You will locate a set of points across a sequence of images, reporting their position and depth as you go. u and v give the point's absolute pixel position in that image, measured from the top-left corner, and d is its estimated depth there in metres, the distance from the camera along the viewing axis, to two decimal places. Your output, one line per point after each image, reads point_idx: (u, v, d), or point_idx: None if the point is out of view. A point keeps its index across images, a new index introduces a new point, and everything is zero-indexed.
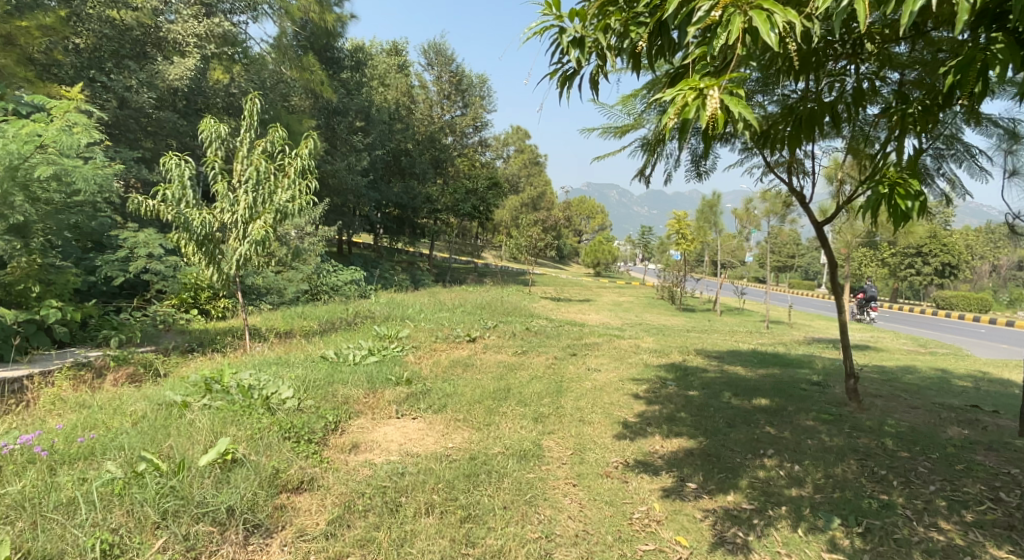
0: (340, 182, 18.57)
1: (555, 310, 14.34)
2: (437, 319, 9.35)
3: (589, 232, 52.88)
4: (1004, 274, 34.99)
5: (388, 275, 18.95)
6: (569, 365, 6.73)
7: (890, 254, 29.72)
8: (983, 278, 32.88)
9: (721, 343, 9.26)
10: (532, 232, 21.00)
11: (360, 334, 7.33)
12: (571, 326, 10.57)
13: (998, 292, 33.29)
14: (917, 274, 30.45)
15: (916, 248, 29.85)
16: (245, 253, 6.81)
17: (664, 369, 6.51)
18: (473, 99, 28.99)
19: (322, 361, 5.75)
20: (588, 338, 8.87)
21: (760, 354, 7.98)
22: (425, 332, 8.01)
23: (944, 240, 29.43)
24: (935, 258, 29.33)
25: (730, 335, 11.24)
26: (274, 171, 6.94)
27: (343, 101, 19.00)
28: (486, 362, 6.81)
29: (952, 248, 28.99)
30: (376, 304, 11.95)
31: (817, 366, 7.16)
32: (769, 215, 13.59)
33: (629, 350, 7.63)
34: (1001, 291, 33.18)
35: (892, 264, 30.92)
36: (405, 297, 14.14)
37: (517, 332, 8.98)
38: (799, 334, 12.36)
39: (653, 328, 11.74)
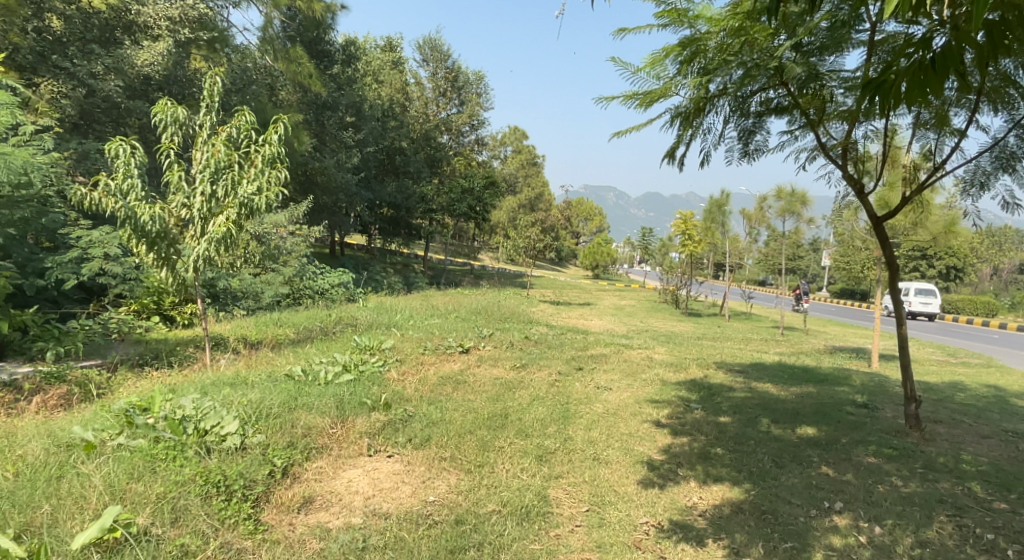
0: (329, 180, 17.69)
1: (556, 316, 13.47)
2: (427, 327, 8.51)
3: (588, 234, 52.05)
4: (1006, 277, 34.36)
5: (378, 277, 18.09)
6: (576, 382, 5.87)
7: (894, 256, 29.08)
8: (987, 281, 32.27)
9: (739, 354, 8.42)
10: (530, 232, 20.18)
11: (337, 346, 6.46)
12: (574, 334, 9.71)
13: (1001, 295, 32.71)
14: (922, 277, 29.75)
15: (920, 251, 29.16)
16: (204, 253, 5.94)
17: (684, 388, 5.67)
18: (469, 96, 28.16)
19: (286, 381, 4.86)
20: (595, 348, 8.01)
21: (787, 368, 7.14)
22: (413, 342, 7.13)
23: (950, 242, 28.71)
24: (941, 261, 28.61)
25: (746, 344, 10.38)
26: (239, 159, 6.06)
27: (333, 95, 18.16)
28: (481, 378, 5.95)
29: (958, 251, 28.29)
30: (363, 309, 11.10)
31: (855, 383, 6.32)
32: (783, 215, 12.66)
33: (642, 364, 6.77)
34: (1003, 294, 32.58)
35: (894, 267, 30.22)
36: (396, 302, 13.28)
37: (515, 341, 8.13)
38: (818, 342, 11.52)
39: (662, 336, 10.89)
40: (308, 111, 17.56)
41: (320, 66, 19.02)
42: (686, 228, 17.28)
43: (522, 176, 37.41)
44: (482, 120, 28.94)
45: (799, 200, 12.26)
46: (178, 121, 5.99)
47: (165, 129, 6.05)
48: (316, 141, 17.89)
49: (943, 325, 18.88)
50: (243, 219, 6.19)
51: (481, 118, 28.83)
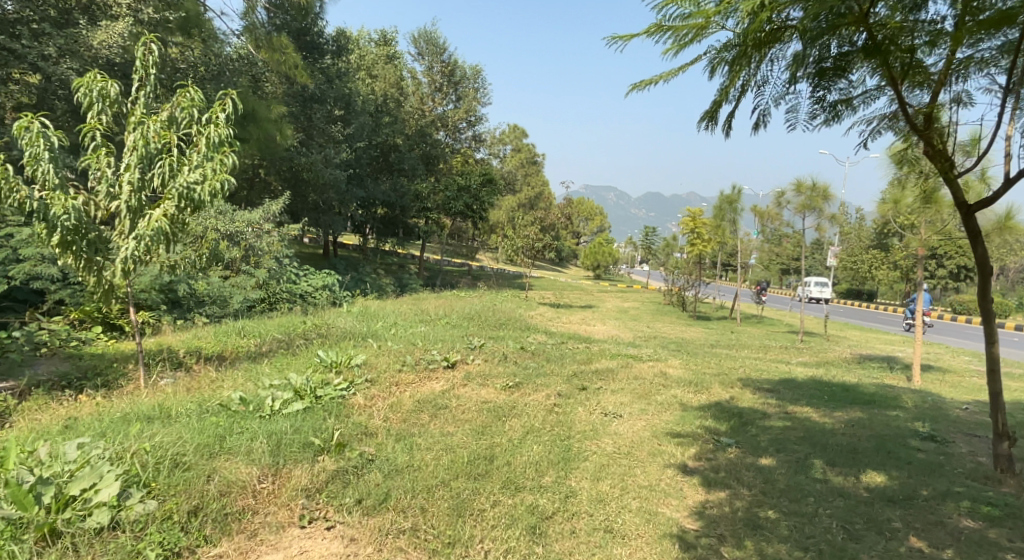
0: (316, 176, 16.71)
1: (556, 321, 12.51)
2: (410, 336, 7.56)
3: (588, 235, 51.04)
4: (1013, 277, 33.59)
5: (370, 279, 17.15)
6: (581, 410, 4.90)
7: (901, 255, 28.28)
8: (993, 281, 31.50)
9: (763, 367, 7.47)
10: (529, 231, 19.24)
11: (301, 362, 5.51)
12: (577, 343, 8.74)
13: (1008, 294, 31.99)
14: (930, 277, 28.89)
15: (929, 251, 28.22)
16: (132, 254, 4.92)
17: (711, 415, 4.73)
18: (466, 91, 27.24)
19: (219, 414, 3.89)
20: (601, 361, 7.06)
21: (822, 384, 6.20)
22: (391, 356, 6.19)
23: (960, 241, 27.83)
24: (950, 260, 27.76)
25: (766, 353, 9.44)
26: (178, 144, 5.09)
27: (321, 87, 17.18)
28: (467, 402, 4.99)
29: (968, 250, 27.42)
30: (346, 315, 10.16)
31: (908, 406, 5.38)
32: (803, 212, 11.66)
33: (656, 382, 5.81)
34: (1010, 294, 31.87)
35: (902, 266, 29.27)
36: (384, 306, 12.34)
37: (508, 353, 7.17)
38: (843, 350, 10.58)
39: (673, 345, 9.93)
40: (295, 104, 16.61)
41: (309, 59, 18.08)
42: (695, 227, 16.94)
43: (521, 175, 36.43)
44: (480, 116, 28.04)
45: (821, 194, 11.35)
46: (108, 98, 5.03)
47: (92, 107, 5.08)
48: (303, 136, 16.93)
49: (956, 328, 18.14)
50: (187, 214, 5.22)
51: (478, 114, 27.90)
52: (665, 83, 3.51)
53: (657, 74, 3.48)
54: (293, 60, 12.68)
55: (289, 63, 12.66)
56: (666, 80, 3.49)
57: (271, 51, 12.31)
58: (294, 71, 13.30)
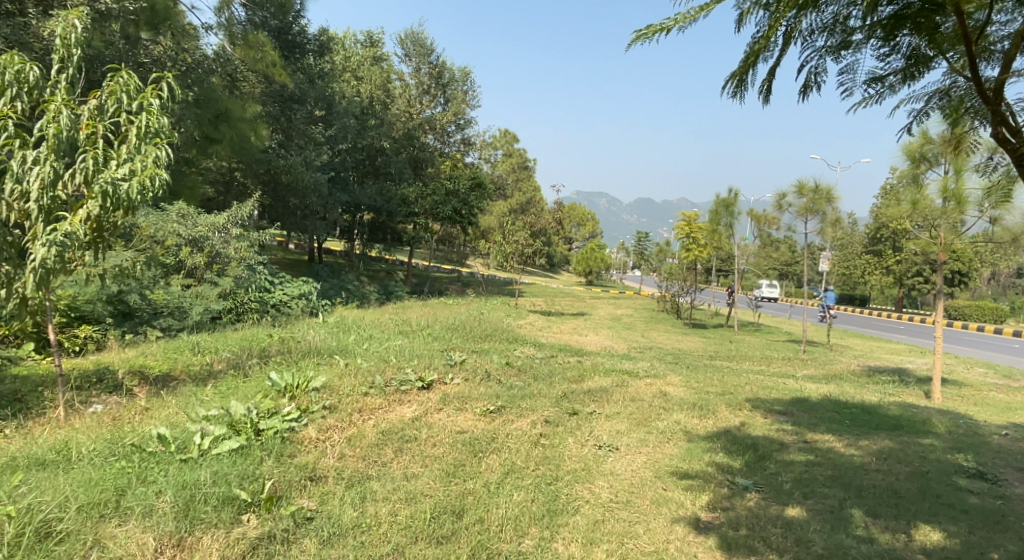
0: (296, 179, 16.00)
1: (546, 331, 11.83)
2: (382, 350, 6.86)
3: (580, 241, 50.38)
4: (1004, 282, 33.43)
5: (354, 286, 16.44)
6: (571, 442, 4.23)
7: (895, 260, 27.91)
8: (986, 286, 31.26)
9: (771, 384, 6.82)
10: (518, 236, 18.58)
11: (250, 385, 4.81)
12: (567, 357, 8.06)
13: (999, 300, 31.81)
14: (925, 282, 28.51)
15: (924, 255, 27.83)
16: (46, 262, 4.19)
17: (722, 447, 4.07)
18: (455, 94, 26.73)
19: (127, 459, 3.20)
20: (594, 380, 6.37)
21: (841, 405, 5.54)
22: (357, 376, 5.48)
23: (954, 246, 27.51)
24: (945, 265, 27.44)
25: (769, 366, 8.80)
26: (105, 135, 4.40)
27: (300, 87, 16.47)
28: (439, 432, 4.30)
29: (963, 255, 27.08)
30: (320, 326, 9.45)
31: (942, 433, 4.75)
32: (805, 215, 11.03)
33: (656, 405, 5.14)
34: (1002, 299, 31.69)
35: (896, 271, 28.84)
36: (364, 316, 11.64)
37: (491, 371, 6.46)
38: (850, 361, 9.98)
39: (670, 358, 9.27)
40: (274, 104, 15.88)
41: (290, 58, 17.39)
42: (691, 231, 16.25)
43: (511, 180, 35.79)
44: (469, 119, 27.43)
45: (824, 196, 10.80)
46: (21, 81, 4.32)
47: None
48: (282, 137, 16.22)
49: (955, 334, 17.72)
50: (117, 215, 4.53)
51: (467, 117, 27.32)
52: (679, 30, 2.89)
53: (670, 21, 2.87)
54: (267, 56, 12.00)
55: (265, 60, 12.01)
56: (680, 26, 2.88)
57: (245, 46, 11.63)
58: (270, 69, 12.61)
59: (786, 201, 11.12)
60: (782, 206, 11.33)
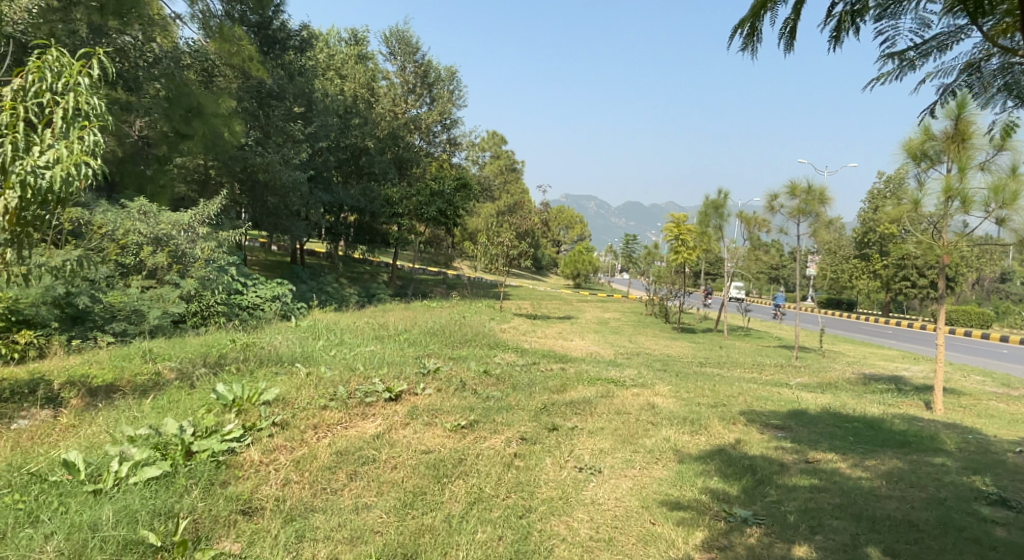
0: (273, 178, 15.47)
1: (530, 335, 11.38)
2: (351, 357, 6.37)
3: (568, 244, 50.05)
4: (988, 286, 33.52)
5: (333, 288, 15.92)
6: (548, 463, 3.79)
7: (882, 264, 27.78)
8: (970, 290, 31.25)
9: (765, 394, 6.41)
10: (504, 237, 18.13)
11: (193, 399, 4.32)
12: (550, 364, 7.60)
13: (983, 304, 31.85)
14: (912, 287, 28.39)
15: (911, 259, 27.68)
16: None
17: (718, 470, 3.65)
18: (441, 93, 26.37)
19: (23, 492, 2.78)
20: (578, 390, 5.91)
21: (844, 418, 5.12)
22: (318, 388, 4.99)
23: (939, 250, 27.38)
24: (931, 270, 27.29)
25: (761, 375, 8.42)
26: (26, 117, 3.90)
27: (279, 83, 15.96)
28: (402, 452, 3.84)
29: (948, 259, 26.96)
30: (290, 331, 8.94)
31: (956, 452, 4.34)
32: (798, 216, 10.65)
33: (644, 420, 4.70)
34: (987, 304, 31.69)
35: (883, 276, 28.72)
36: (340, 320, 11.13)
37: (467, 380, 5.99)
38: (844, 368, 9.61)
39: (659, 364, 8.85)
40: (251, 100, 15.34)
41: (269, 52, 16.86)
42: (680, 233, 15.72)
43: (498, 181, 35.33)
44: (455, 118, 26.99)
45: (817, 198, 10.44)
46: None
47: None
48: (259, 134, 15.69)
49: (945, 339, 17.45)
50: (43, 207, 4.05)
51: (453, 117, 26.89)
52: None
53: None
54: (243, 51, 11.44)
55: (242, 55, 11.54)
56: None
57: (219, 39, 11.13)
58: (246, 63, 12.10)
59: (778, 202, 10.76)
60: (774, 206, 10.97)
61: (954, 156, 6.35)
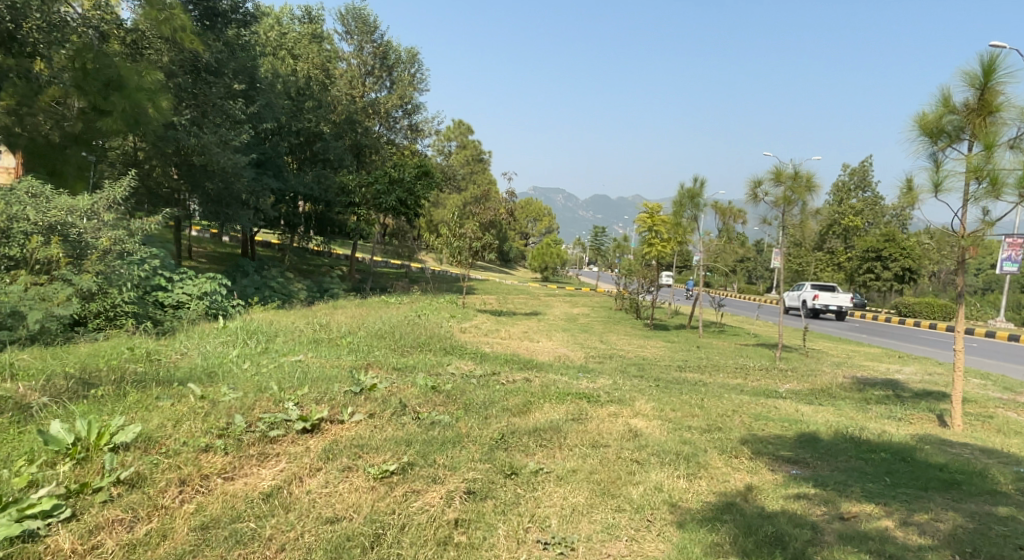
0: (211, 162, 14.09)
1: (491, 336, 10.31)
2: (267, 371, 5.20)
3: (536, 237, 49.24)
4: (946, 280, 33.76)
5: (280, 282, 14.62)
6: (500, 537, 2.81)
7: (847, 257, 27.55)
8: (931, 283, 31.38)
9: (763, 410, 5.46)
10: (466, 228, 17.01)
11: (19, 442, 3.18)
12: (511, 374, 6.54)
13: (941, 297, 32.11)
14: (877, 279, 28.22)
15: (875, 251, 27.57)
16: None
17: (735, 545, 2.71)
18: (400, 77, 25.28)
19: None
20: (545, 413, 4.85)
21: (867, 445, 4.21)
22: (205, 420, 3.84)
23: (904, 243, 27.25)
24: (896, 262, 27.06)
25: (748, 382, 7.53)
26: None
27: (218, 57, 14.53)
28: (299, 521, 2.78)
29: (912, 252, 26.83)
30: (213, 336, 7.73)
31: (1016, 495, 3.47)
32: (784, 204, 9.79)
33: (626, 458, 3.67)
34: (946, 297, 31.86)
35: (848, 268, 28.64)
36: (279, 321, 9.90)
37: (409, 401, 4.91)
38: (834, 372, 8.79)
39: (635, 371, 7.84)
40: (184, 75, 13.91)
41: (209, 25, 15.35)
42: (653, 223, 14.94)
43: (463, 171, 34.13)
44: (416, 103, 25.78)
45: (804, 184, 9.56)
46: None
47: None
48: (196, 114, 14.26)
49: (915, 333, 17.12)
50: None
51: (414, 102, 25.68)
52: None
53: None
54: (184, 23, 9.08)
55: (174, 25, 9.84)
56: None
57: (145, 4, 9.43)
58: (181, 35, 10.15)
59: (761, 190, 9.87)
60: (758, 195, 10.08)
61: (976, 132, 5.48)
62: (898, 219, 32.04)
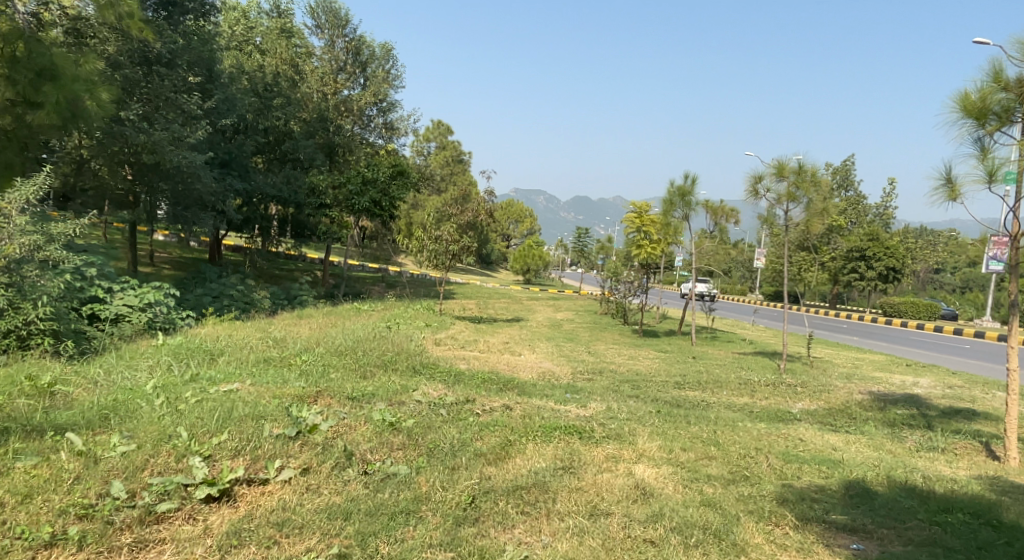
0: (164, 160, 13.00)
1: (468, 349, 9.31)
2: (186, 411, 4.18)
3: (518, 238, 48.37)
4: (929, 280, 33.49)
5: (243, 288, 13.55)
6: None
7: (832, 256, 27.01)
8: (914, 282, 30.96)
9: (790, 446, 4.55)
10: (443, 230, 16.03)
11: None
12: (488, 401, 5.54)
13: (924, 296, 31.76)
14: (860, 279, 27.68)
15: (859, 250, 27.11)
16: None
17: None
18: (374, 73, 24.27)
19: None
20: (528, 459, 3.90)
21: (937, 501, 3.34)
22: (68, 491, 2.89)
23: (889, 242, 26.77)
24: (880, 262, 26.57)
25: (760, 404, 6.63)
26: None
27: (172, 47, 13.43)
28: None
29: (897, 251, 26.37)
30: (146, 357, 6.69)
31: None
32: (788, 201, 8.94)
33: (640, 541, 2.75)
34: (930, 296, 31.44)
35: (833, 268, 28.14)
36: (230, 335, 8.83)
37: (358, 446, 3.93)
38: (847, 386, 7.95)
39: (630, 392, 6.88)
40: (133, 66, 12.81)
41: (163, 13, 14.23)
42: (642, 224, 14.15)
43: (441, 172, 33.09)
44: (391, 101, 24.77)
45: (809, 179, 8.77)
46: None
47: None
48: (148, 109, 13.15)
49: (906, 336, 16.59)
50: None
51: (389, 99, 24.71)
52: None
53: None
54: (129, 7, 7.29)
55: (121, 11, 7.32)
56: None
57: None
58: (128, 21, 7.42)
59: (762, 185, 9.05)
60: (758, 191, 9.25)
61: None
62: (882, 218, 31.62)
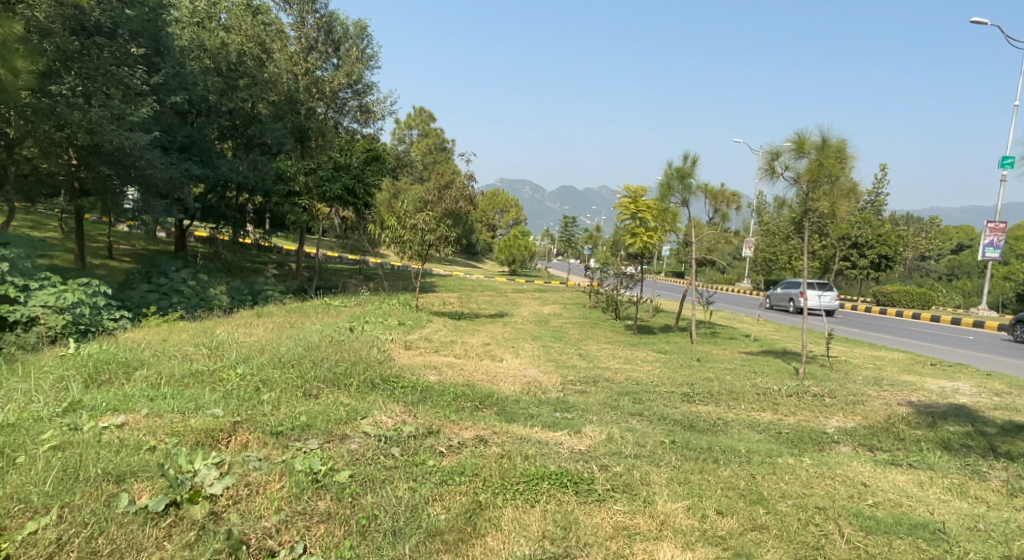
0: (106, 142, 11.61)
1: (441, 354, 8.08)
2: (26, 468, 2.93)
3: (503, 228, 47.12)
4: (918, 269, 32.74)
5: (199, 282, 12.26)
6: None
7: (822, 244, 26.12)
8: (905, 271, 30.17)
9: (860, 501, 3.39)
10: (419, 219, 14.68)
11: None
12: (458, 433, 4.31)
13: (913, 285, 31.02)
14: (851, 267, 26.81)
15: None
16: None
17: None
18: (348, 53, 22.79)
19: None
20: (505, 541, 2.74)
21: None
22: None
23: (881, 229, 25.90)
24: (872, 250, 25.75)
25: (789, 423, 5.52)
26: None
27: (112, 15, 11.95)
28: None
29: (890, 239, 25.54)
30: (41, 372, 5.40)
31: None
32: (810, 180, 7.76)
33: None
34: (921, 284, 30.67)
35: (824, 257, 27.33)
36: (166, 341, 7.56)
37: (258, 521, 2.77)
38: (881, 395, 6.85)
39: (632, 408, 5.67)
40: (67, 35, 11.37)
41: None
42: (637, 210, 12.68)
43: (422, 160, 31.83)
44: (366, 82, 23.32)
45: (834, 154, 7.60)
46: None
47: None
48: (87, 85, 11.75)
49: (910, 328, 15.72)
50: None
51: (364, 82, 23.24)
52: None
53: None
54: None
55: None
56: None
57: None
58: None
59: (779, 163, 7.90)
60: (774, 170, 8.08)
61: None
62: (873, 205, 30.76)
